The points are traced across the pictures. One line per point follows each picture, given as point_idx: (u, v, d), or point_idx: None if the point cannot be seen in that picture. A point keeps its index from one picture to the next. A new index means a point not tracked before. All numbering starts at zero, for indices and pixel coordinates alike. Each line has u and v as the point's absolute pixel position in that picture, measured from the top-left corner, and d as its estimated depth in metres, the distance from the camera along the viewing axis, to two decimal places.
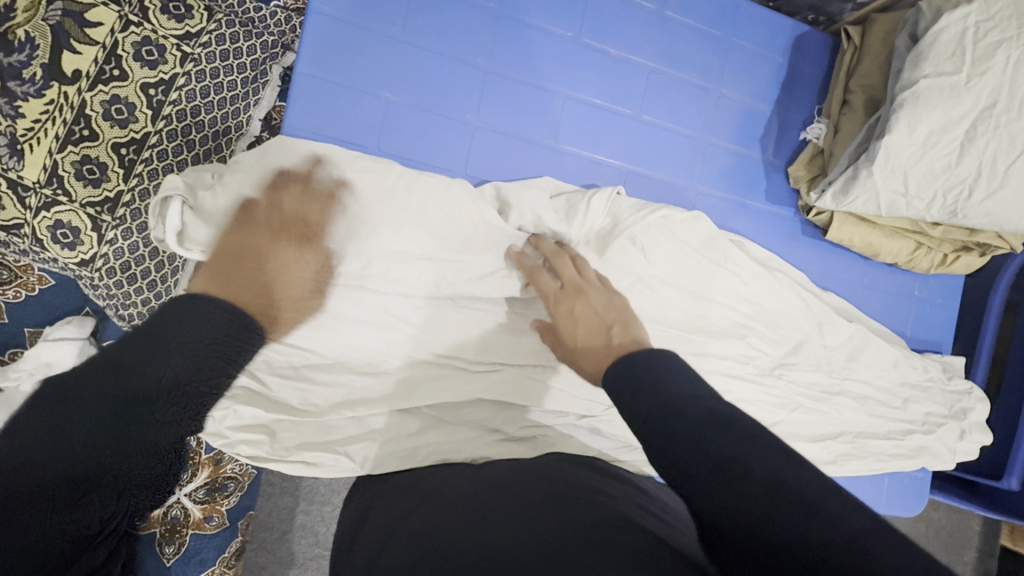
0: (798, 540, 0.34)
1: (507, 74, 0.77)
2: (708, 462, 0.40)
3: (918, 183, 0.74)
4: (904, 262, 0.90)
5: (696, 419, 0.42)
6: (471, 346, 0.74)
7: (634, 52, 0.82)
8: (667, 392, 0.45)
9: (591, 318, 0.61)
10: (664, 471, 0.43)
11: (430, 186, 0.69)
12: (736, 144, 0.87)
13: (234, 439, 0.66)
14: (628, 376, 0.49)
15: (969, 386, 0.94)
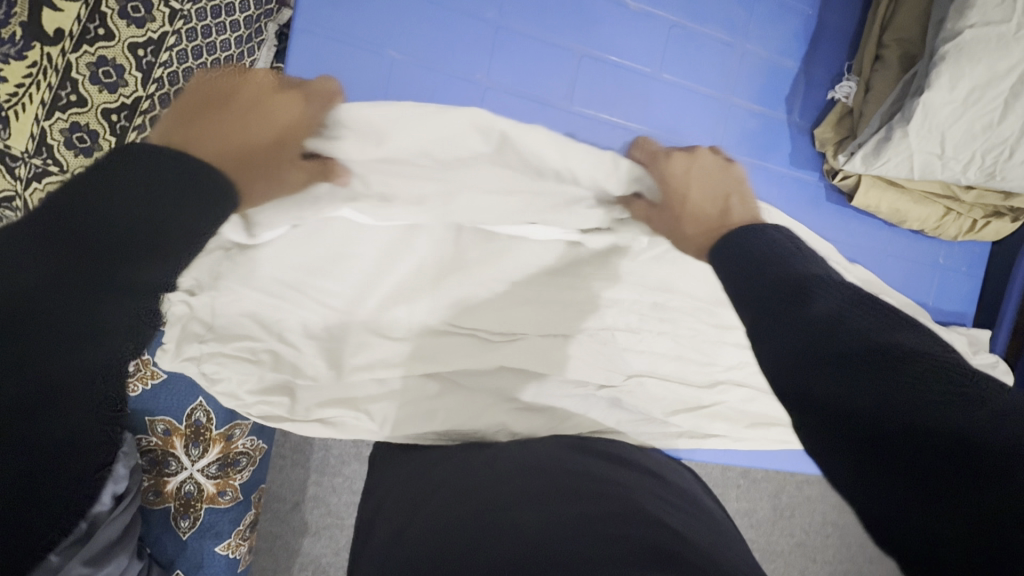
0: (917, 408, 0.39)
1: (519, 30, 0.72)
2: (844, 349, 0.44)
3: (956, 143, 0.69)
4: (931, 229, 0.87)
5: (824, 313, 0.47)
6: (486, 317, 0.73)
7: (654, 5, 0.77)
8: (785, 283, 0.52)
9: (710, 188, 0.75)
10: (769, 353, 0.49)
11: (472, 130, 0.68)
12: (760, 105, 0.82)
13: (252, 401, 0.70)
14: (767, 273, 0.54)
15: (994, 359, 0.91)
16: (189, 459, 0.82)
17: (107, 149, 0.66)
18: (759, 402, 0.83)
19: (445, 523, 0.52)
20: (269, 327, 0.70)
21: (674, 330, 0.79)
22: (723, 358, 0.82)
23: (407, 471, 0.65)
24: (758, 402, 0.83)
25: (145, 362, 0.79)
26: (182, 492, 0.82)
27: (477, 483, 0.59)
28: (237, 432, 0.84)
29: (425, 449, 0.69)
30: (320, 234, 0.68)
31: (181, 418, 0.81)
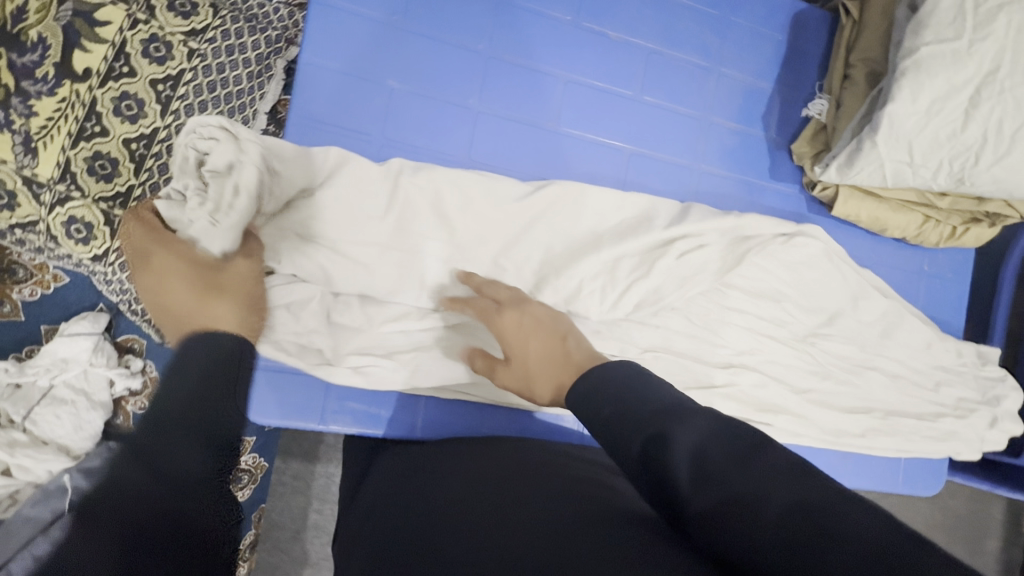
0: (777, 528, 0.36)
1: (506, 59, 0.77)
2: (704, 470, 0.40)
3: (923, 151, 0.73)
4: (913, 236, 0.90)
5: (686, 467, 0.41)
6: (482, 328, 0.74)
7: (632, 34, 0.82)
8: (633, 420, 0.44)
9: (539, 329, 0.61)
10: (634, 457, 0.43)
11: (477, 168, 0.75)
12: (738, 123, 0.87)
13: (274, 400, 0.69)
14: (608, 395, 0.47)
15: (1002, 374, 0.92)
16: None
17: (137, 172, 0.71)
18: (757, 396, 0.81)
19: (426, 523, 0.53)
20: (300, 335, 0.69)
21: (670, 322, 0.79)
22: (732, 347, 0.81)
23: (404, 475, 0.64)
24: (755, 397, 0.81)
25: (152, 379, 0.83)
26: None
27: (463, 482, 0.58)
28: (239, 448, 0.86)
29: (429, 451, 0.69)
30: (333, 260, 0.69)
31: None
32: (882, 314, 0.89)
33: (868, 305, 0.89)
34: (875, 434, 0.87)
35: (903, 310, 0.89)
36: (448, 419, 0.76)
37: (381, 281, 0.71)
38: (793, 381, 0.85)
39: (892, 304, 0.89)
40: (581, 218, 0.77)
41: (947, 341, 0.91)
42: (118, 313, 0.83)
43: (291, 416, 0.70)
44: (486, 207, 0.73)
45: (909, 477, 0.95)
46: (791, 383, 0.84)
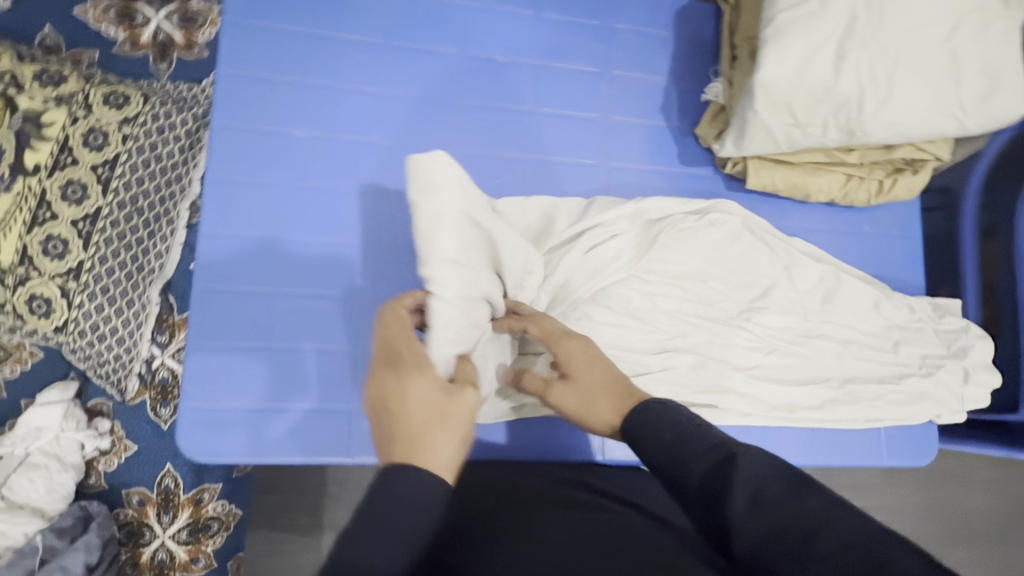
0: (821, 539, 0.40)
1: (401, 96, 0.84)
2: (759, 502, 0.43)
3: (805, 110, 0.73)
4: (840, 197, 0.89)
5: (698, 485, 0.47)
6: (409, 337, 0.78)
7: (519, 55, 0.87)
8: (685, 462, 0.48)
9: (590, 357, 0.63)
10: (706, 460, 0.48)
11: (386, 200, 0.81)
12: (638, 117, 0.90)
13: (211, 437, 0.73)
14: (664, 429, 0.52)
15: (964, 324, 0.88)
16: (161, 527, 0.86)
17: (95, 247, 0.81)
18: (696, 378, 0.82)
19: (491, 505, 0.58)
20: (234, 371, 0.75)
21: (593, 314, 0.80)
22: (662, 332, 0.83)
23: None
24: (696, 379, 0.82)
25: (120, 437, 0.88)
26: (155, 561, 0.86)
27: (479, 490, 0.61)
28: (206, 496, 0.89)
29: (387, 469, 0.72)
30: (268, 302, 0.77)
31: (152, 486, 0.87)
32: (817, 278, 0.89)
33: (801, 273, 0.89)
34: (832, 404, 0.85)
35: (838, 271, 0.89)
36: (386, 440, 0.77)
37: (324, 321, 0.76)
38: (733, 360, 0.85)
39: (827, 270, 0.89)
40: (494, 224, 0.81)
41: (896, 299, 0.89)
42: (87, 380, 0.90)
43: (251, 445, 0.73)
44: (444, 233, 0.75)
45: (895, 449, 0.89)
46: (734, 363, 0.85)
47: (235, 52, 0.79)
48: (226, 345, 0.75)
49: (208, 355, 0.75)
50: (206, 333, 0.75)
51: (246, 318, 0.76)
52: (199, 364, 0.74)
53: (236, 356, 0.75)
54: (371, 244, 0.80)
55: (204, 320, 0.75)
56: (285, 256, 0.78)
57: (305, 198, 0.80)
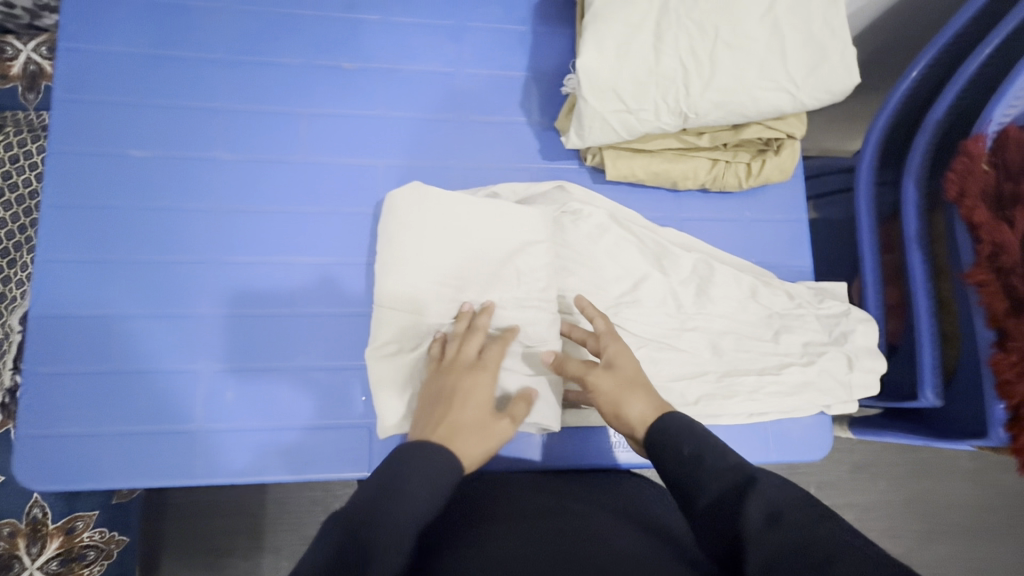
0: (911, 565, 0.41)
1: (244, 108, 0.83)
2: (774, 514, 0.47)
3: (634, 95, 0.70)
4: (709, 182, 0.85)
5: (706, 505, 0.52)
6: (260, 348, 0.78)
7: (368, 61, 0.86)
8: (730, 476, 0.52)
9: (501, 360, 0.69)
10: (727, 487, 0.51)
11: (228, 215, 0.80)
12: (495, 115, 0.88)
13: (46, 464, 0.72)
14: (682, 444, 0.57)
15: (846, 308, 0.84)
16: (29, 558, 0.86)
17: None
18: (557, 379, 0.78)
19: (477, 506, 0.61)
20: (68, 396, 0.74)
21: None
22: None
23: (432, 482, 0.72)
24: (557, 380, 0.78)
25: None
26: None
27: (479, 492, 0.65)
28: (79, 524, 0.89)
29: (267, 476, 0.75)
30: (104, 324, 0.76)
31: (21, 516, 0.86)
32: (690, 268, 0.85)
33: (673, 264, 0.85)
34: (709, 400, 0.81)
35: (708, 258, 0.86)
36: (226, 460, 0.75)
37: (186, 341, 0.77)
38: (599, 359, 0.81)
39: (698, 257, 0.85)
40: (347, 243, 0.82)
41: (773, 285, 0.85)
42: None
43: (89, 468, 0.73)
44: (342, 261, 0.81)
45: (785, 445, 0.84)
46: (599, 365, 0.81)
47: (71, 77, 0.79)
48: (61, 370, 0.74)
49: (44, 382, 0.74)
50: (41, 359, 0.74)
51: (84, 341, 0.75)
52: (35, 390, 0.73)
53: (72, 381, 0.74)
54: (213, 261, 0.79)
55: (40, 346, 0.74)
56: (123, 277, 0.77)
57: (144, 217, 0.79)
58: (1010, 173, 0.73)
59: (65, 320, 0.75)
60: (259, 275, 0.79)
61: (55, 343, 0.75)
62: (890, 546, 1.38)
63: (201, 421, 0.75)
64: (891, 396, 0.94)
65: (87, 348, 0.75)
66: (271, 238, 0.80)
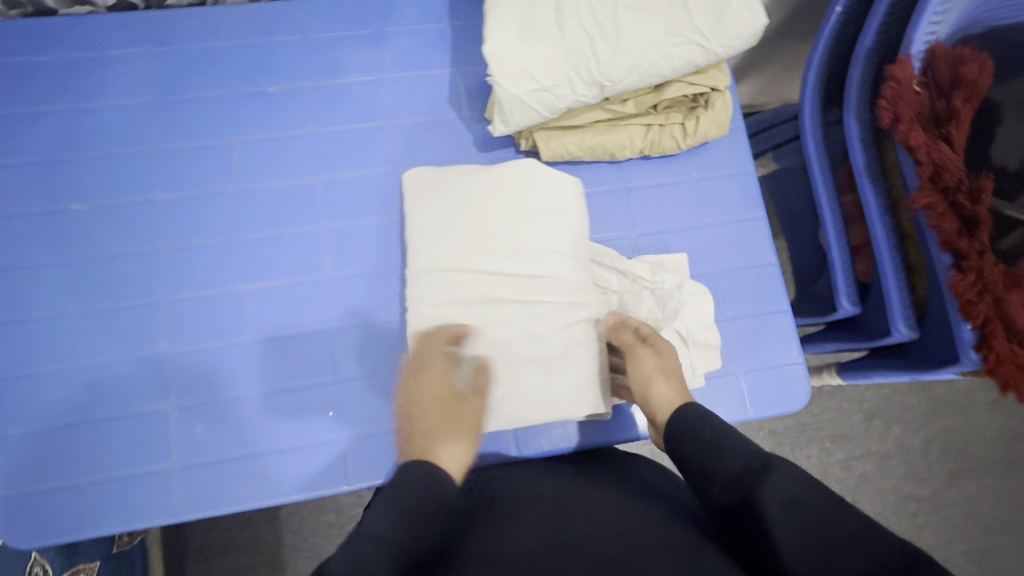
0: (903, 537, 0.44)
1: (177, 147, 0.83)
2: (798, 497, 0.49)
3: (546, 72, 0.70)
4: (648, 149, 0.84)
5: (729, 478, 0.53)
6: (221, 377, 0.78)
7: (291, 82, 0.86)
8: (744, 449, 0.55)
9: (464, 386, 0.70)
10: (744, 462, 0.54)
11: (175, 253, 0.81)
12: (424, 115, 0.87)
13: (30, 519, 0.73)
14: (705, 429, 0.60)
15: (679, 279, 0.83)
16: None
17: None
18: None
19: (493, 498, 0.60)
20: (42, 451, 0.75)
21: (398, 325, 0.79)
22: None
23: None
24: None
25: None
26: None
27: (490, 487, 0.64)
28: None
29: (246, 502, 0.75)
30: (68, 375, 0.77)
31: None
32: None
33: None
34: None
35: (636, 241, 0.87)
36: (202, 492, 0.75)
37: (147, 381, 0.78)
38: None
39: (646, 236, 0.87)
40: (294, 262, 0.82)
41: (604, 263, 0.84)
42: None
43: (70, 518, 0.74)
44: (291, 281, 0.81)
45: (762, 399, 0.83)
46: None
47: (5, 144, 0.81)
48: (31, 427, 0.76)
49: (17, 441, 0.75)
50: (12, 419, 0.76)
51: (50, 395, 0.77)
52: (10, 450, 0.75)
53: (43, 436, 0.76)
54: (165, 301, 0.80)
55: (10, 406, 0.76)
56: (80, 328, 0.78)
57: (94, 266, 0.80)
58: (943, 91, 0.74)
59: (28, 378, 0.77)
60: (211, 307, 0.80)
61: (22, 401, 0.76)
62: (915, 491, 1.35)
63: (174, 461, 0.76)
64: (870, 334, 0.92)
65: (54, 401, 0.76)
66: (220, 271, 0.81)
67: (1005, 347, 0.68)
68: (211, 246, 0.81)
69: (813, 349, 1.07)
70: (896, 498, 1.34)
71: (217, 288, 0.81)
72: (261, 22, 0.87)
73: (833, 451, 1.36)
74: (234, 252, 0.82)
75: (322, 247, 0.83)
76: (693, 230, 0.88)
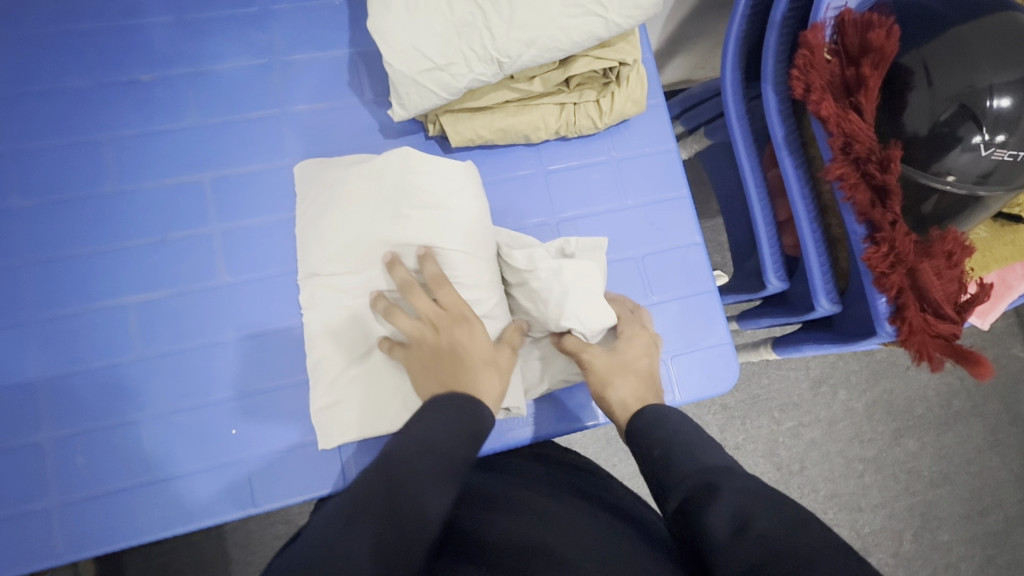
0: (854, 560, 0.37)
1: (39, 148, 0.74)
2: (744, 519, 0.42)
3: (438, 50, 0.64)
4: (564, 129, 0.80)
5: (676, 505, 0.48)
6: (105, 400, 0.71)
7: (167, 69, 0.78)
8: (694, 467, 0.49)
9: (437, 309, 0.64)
10: (692, 482, 0.48)
11: (44, 267, 0.72)
12: (323, 100, 0.80)
13: None
14: (654, 445, 0.55)
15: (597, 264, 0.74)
16: None
17: None
18: None
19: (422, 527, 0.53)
20: None
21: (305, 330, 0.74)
22: None
23: None
24: None
25: None
26: None
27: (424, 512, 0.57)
28: None
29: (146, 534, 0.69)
30: None
31: None
32: None
33: None
34: None
35: (557, 225, 0.83)
36: (94, 527, 0.68)
37: (19, 413, 0.70)
38: None
39: (570, 219, 0.83)
40: (186, 269, 0.75)
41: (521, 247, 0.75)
42: None
43: None
44: (183, 289, 0.74)
45: (691, 383, 0.81)
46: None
47: None
48: None
49: None
50: None
51: None
52: None
53: None
54: (35, 322, 0.71)
55: None
56: None
57: None
58: (852, 58, 0.73)
59: None
60: (91, 324, 0.72)
61: None
62: (861, 452, 1.38)
63: (54, 498, 0.68)
64: (800, 309, 0.91)
65: None
66: (97, 283, 0.73)
67: (918, 317, 0.68)
68: (88, 256, 0.73)
69: (750, 325, 1.06)
70: (844, 461, 1.37)
71: (96, 303, 0.73)
72: (128, 2, 0.78)
73: (781, 420, 1.38)
74: (114, 261, 0.74)
75: (216, 249, 0.76)
76: (618, 212, 0.84)
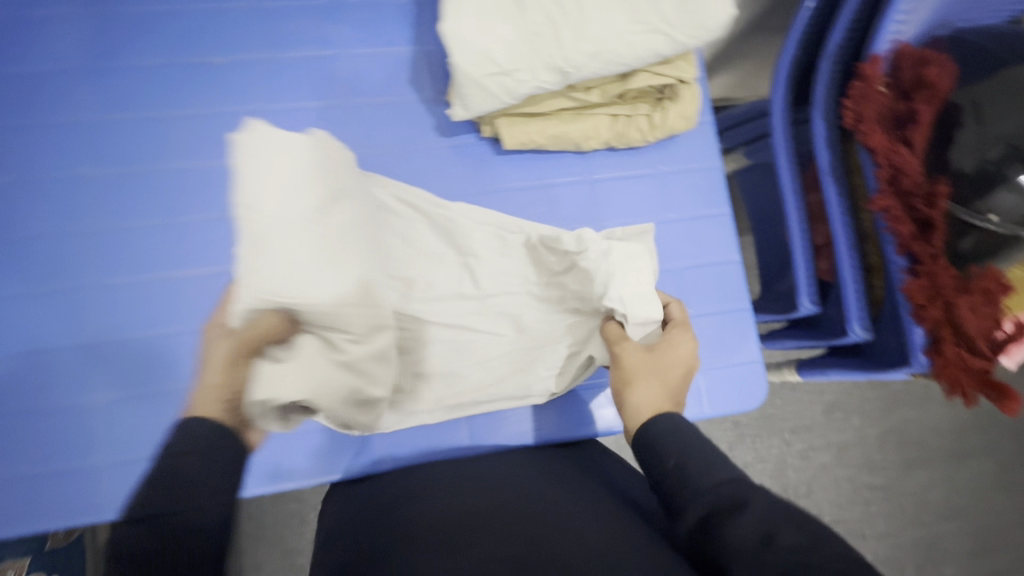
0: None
1: (108, 120, 0.77)
2: (771, 537, 0.41)
3: (506, 54, 0.66)
4: (614, 140, 0.81)
5: (695, 520, 0.46)
6: (156, 367, 0.74)
7: (237, 54, 0.81)
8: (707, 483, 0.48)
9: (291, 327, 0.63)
10: (710, 498, 0.46)
11: (105, 234, 0.75)
12: (383, 95, 0.83)
13: None
14: (667, 456, 0.53)
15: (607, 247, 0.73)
16: None
17: None
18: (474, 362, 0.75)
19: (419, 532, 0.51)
20: None
21: None
22: None
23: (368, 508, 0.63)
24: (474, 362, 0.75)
25: None
26: None
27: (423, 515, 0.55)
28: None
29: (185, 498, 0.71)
30: None
31: None
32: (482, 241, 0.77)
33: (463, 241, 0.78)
34: None
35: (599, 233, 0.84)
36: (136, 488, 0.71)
37: (74, 372, 0.73)
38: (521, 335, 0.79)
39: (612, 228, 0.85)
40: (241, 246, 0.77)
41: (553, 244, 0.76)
42: None
43: None
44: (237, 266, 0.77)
45: (719, 397, 0.82)
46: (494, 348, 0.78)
47: None
48: None
49: None
50: None
51: None
52: None
53: None
54: (94, 287, 0.74)
55: None
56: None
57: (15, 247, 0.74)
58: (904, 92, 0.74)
59: None
60: (147, 293, 0.75)
61: None
62: (870, 481, 1.39)
63: (101, 457, 0.71)
64: (830, 333, 0.92)
65: None
66: (156, 254, 0.76)
67: (953, 350, 0.69)
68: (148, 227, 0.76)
69: (774, 346, 1.08)
70: (852, 488, 1.38)
71: (154, 273, 0.76)
72: None
73: (793, 442, 1.39)
74: (172, 235, 0.76)
75: None
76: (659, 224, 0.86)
